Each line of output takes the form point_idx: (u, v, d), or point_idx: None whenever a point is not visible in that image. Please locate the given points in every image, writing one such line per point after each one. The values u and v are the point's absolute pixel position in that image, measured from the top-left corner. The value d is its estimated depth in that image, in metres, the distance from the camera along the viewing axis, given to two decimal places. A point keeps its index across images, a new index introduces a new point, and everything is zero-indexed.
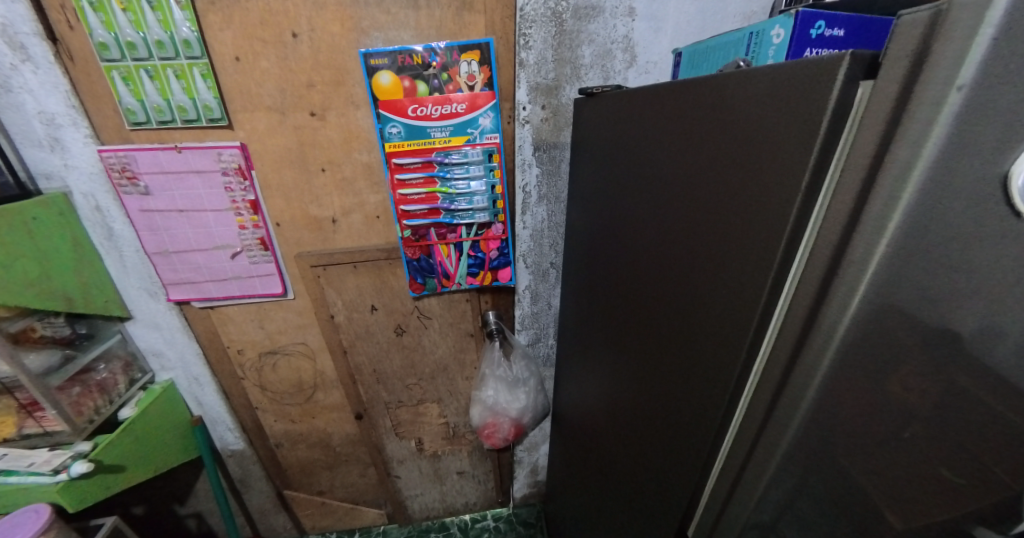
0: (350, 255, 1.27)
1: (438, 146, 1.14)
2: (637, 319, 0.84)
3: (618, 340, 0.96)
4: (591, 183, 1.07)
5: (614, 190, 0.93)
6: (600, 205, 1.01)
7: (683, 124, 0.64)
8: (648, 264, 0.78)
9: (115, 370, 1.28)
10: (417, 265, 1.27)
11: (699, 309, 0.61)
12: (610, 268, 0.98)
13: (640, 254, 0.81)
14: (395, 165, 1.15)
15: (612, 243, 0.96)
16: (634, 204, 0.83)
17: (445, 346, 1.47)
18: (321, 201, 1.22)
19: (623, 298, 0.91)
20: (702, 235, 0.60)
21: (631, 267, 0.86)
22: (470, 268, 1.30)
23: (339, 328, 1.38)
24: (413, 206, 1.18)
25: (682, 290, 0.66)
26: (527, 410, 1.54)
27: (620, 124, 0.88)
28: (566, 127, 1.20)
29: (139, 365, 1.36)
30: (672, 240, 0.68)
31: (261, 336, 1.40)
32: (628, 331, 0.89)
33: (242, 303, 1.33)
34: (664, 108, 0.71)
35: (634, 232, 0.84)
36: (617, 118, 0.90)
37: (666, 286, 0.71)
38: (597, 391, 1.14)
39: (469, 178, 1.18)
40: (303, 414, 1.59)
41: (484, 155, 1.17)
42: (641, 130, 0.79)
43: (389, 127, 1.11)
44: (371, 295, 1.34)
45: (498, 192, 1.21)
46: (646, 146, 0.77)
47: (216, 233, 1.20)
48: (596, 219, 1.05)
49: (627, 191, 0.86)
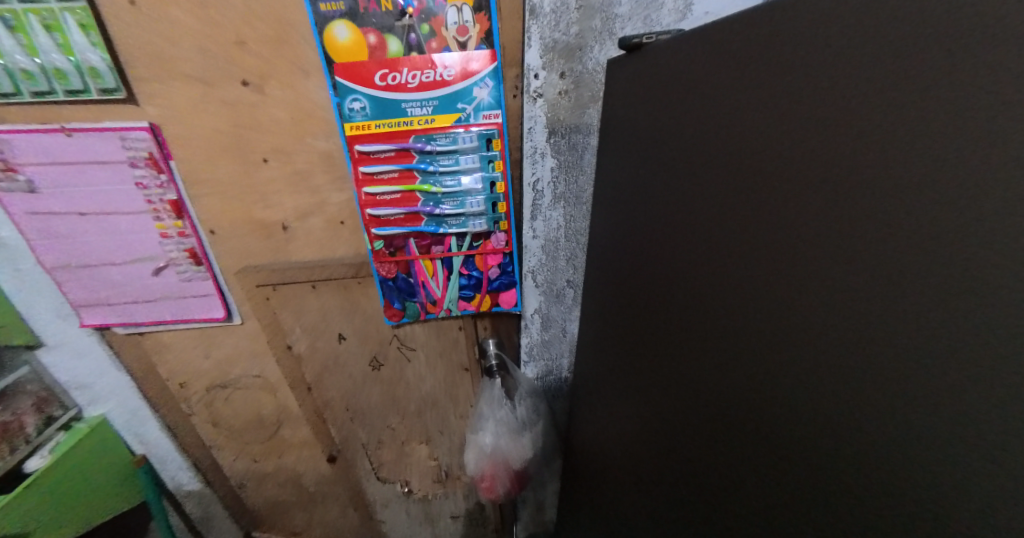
0: (307, 270, 0.97)
1: (418, 128, 0.83)
2: (707, 398, 0.55)
3: (662, 407, 0.67)
4: (636, 178, 0.74)
5: (676, 198, 0.61)
6: (648, 216, 0.69)
7: (837, 89, 0.36)
8: (753, 330, 0.46)
9: (21, 411, 1.03)
10: (392, 286, 0.96)
11: (874, 431, 0.33)
12: (658, 305, 0.68)
13: (721, 297, 0.51)
14: (359, 154, 0.85)
15: (668, 273, 0.64)
16: (719, 222, 0.51)
17: (434, 380, 1.16)
18: (268, 202, 0.91)
19: (675, 350, 0.63)
20: (904, 294, 0.30)
21: (711, 320, 0.54)
22: (462, 291, 0.98)
23: (301, 360, 1.09)
24: (384, 210, 0.87)
25: (822, 377, 0.37)
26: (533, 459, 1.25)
27: (696, 89, 0.55)
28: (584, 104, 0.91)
29: (59, 400, 1.10)
30: (811, 294, 0.38)
31: (207, 366, 1.12)
32: (683, 400, 0.61)
33: (179, 329, 1.05)
34: (820, 54, 0.37)
35: (713, 264, 0.52)
36: (692, 83, 0.57)
37: (780, 364, 0.42)
38: (616, 450, 0.87)
39: (460, 173, 0.86)
40: (268, 452, 1.32)
41: (481, 141, 0.84)
42: (747, 95, 0.46)
43: (349, 101, 0.81)
44: (338, 321, 1.03)
45: (501, 192, 0.89)
46: (759, 123, 0.44)
47: (133, 241, 0.92)
48: (641, 231, 0.72)
49: (705, 197, 0.54)
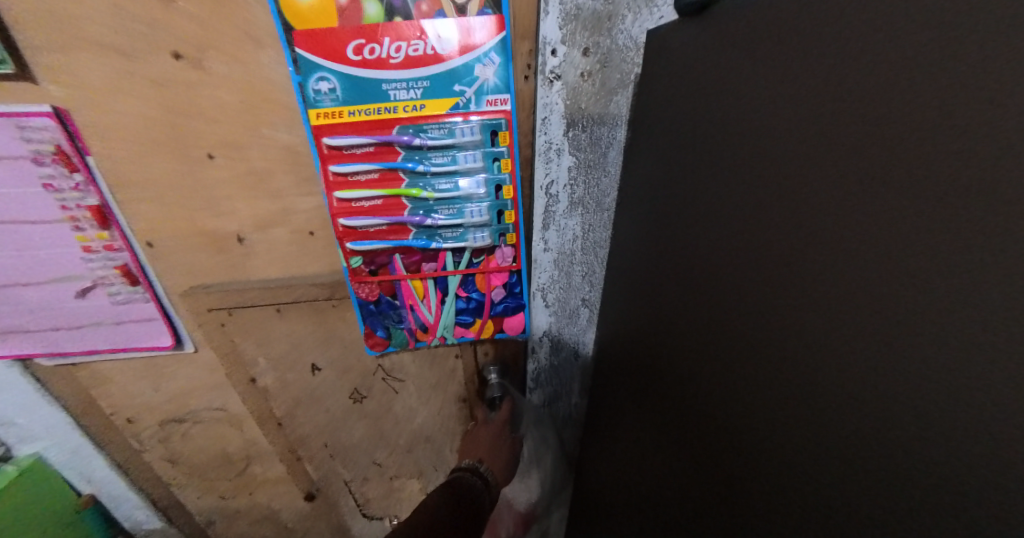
0: (270, 293, 0.79)
1: (404, 116, 0.65)
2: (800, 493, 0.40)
3: (715, 480, 0.52)
4: (699, 189, 0.56)
5: (766, 222, 0.43)
6: (716, 241, 0.52)
7: None
8: (920, 437, 0.30)
9: None
10: (375, 310, 0.79)
11: None
12: (712, 352, 0.52)
13: (826, 361, 0.37)
14: (329, 150, 0.66)
15: (738, 317, 0.47)
16: (852, 265, 0.34)
17: (427, 413, 0.99)
18: (219, 208, 0.73)
19: (731, 409, 0.49)
20: None
21: (811, 390, 0.38)
22: (460, 317, 0.80)
23: (269, 394, 0.91)
24: (362, 220, 0.69)
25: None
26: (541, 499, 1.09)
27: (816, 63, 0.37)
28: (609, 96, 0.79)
29: None
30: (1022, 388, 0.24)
31: (159, 400, 0.95)
32: (747, 479, 0.47)
33: (120, 359, 0.88)
34: None
35: (830, 319, 0.36)
36: (802, 55, 0.39)
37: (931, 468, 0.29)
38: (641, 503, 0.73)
39: (457, 175, 0.68)
40: (239, 488, 1.14)
41: (485, 134, 0.66)
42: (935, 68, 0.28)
43: (314, 82, 0.63)
44: (312, 351, 0.86)
45: (508, 198, 0.70)
46: (959, 116, 0.27)
47: (49, 254, 0.73)
48: (704, 256, 0.55)
49: (829, 227, 0.36)
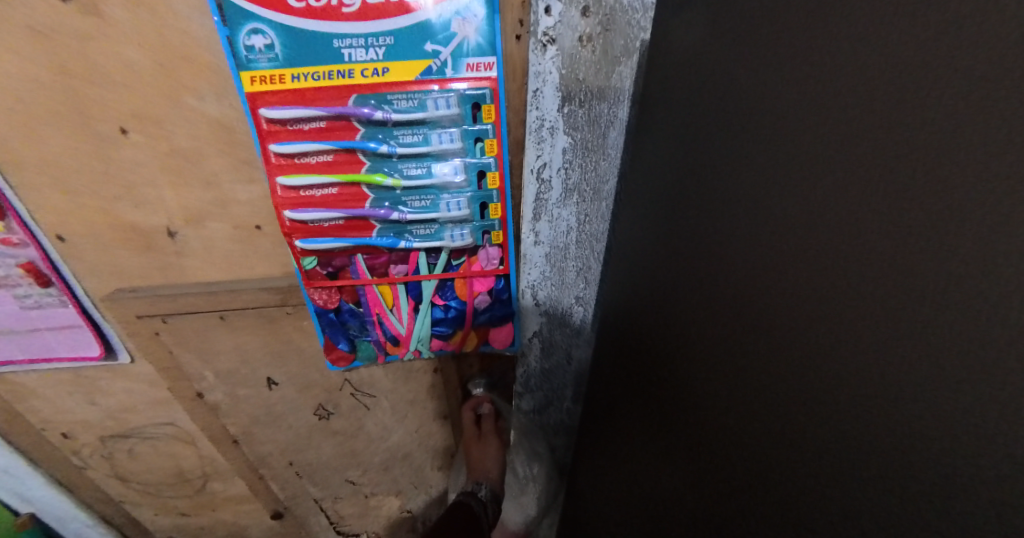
0: (210, 299, 0.66)
1: (363, 84, 0.51)
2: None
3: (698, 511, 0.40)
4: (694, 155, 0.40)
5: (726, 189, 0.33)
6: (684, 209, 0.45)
7: None
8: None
9: None
10: (335, 320, 0.66)
11: None
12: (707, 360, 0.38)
13: (774, 354, 0.27)
14: (269, 124, 0.52)
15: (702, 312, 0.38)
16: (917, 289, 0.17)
17: (404, 431, 0.88)
18: (140, 198, 0.60)
19: (703, 417, 0.39)
20: None
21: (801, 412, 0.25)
22: (436, 329, 0.67)
23: (219, 411, 0.79)
24: (312, 213, 0.56)
25: None
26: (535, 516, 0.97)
27: None
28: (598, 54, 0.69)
29: None
30: None
31: (96, 416, 0.83)
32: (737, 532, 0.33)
33: (42, 371, 0.75)
34: None
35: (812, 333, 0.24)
36: None
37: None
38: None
39: (429, 158, 0.54)
40: (197, 507, 1.00)
41: (465, 107, 0.52)
42: None
43: (245, 37, 0.49)
44: (265, 364, 0.74)
45: (493, 188, 0.56)
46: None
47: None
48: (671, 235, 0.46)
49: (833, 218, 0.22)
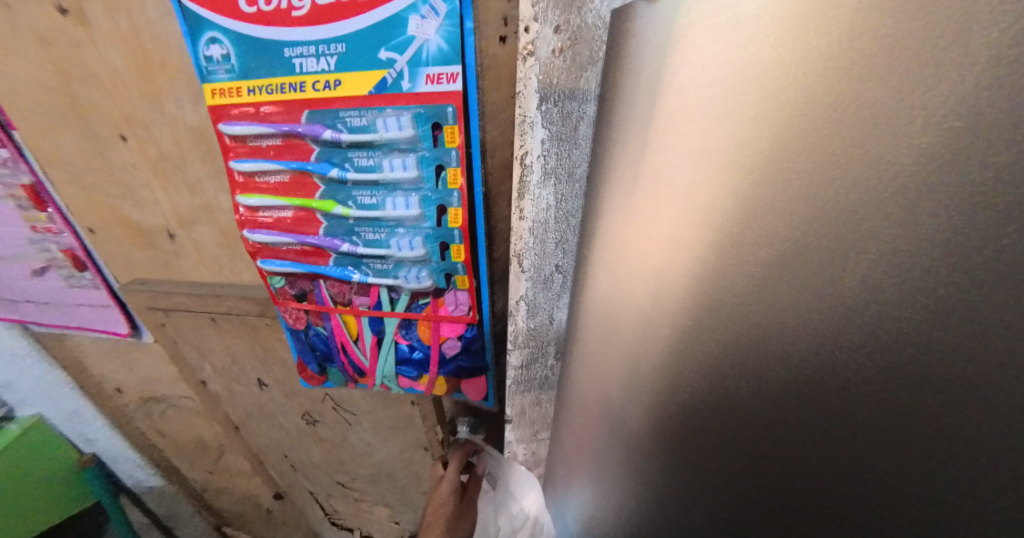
0: (199, 300, 0.67)
1: (315, 98, 0.44)
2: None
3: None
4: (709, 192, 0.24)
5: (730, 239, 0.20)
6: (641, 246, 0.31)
7: None
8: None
9: None
10: (304, 341, 0.62)
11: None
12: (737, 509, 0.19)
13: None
14: (228, 139, 0.48)
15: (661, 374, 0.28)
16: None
17: (387, 450, 0.84)
18: (140, 199, 0.62)
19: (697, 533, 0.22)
20: None
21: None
22: (401, 368, 0.60)
23: (220, 399, 0.83)
24: (270, 235, 0.52)
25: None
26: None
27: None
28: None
29: None
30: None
31: (132, 381, 0.92)
32: None
33: (89, 338, 0.84)
34: None
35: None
36: None
37: None
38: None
39: (384, 188, 0.46)
40: (218, 472, 1.09)
41: (422, 129, 0.42)
42: None
43: (203, 47, 0.44)
44: (254, 366, 0.75)
45: (455, 226, 0.46)
46: None
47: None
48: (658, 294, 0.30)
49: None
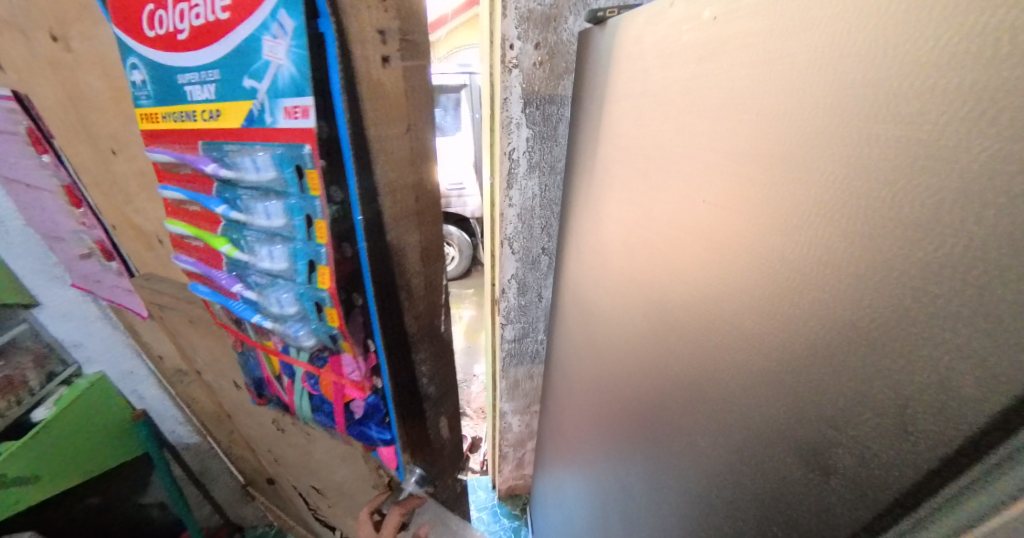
0: (179, 304, 0.72)
1: (205, 127, 0.41)
2: None
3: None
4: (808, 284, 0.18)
5: (828, 270, 0.17)
6: (690, 257, 0.28)
7: None
8: None
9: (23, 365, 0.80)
10: (245, 366, 0.62)
11: None
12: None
13: None
14: (155, 163, 0.48)
15: (715, 388, 0.25)
16: None
17: (344, 474, 0.83)
18: (135, 207, 0.68)
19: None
20: None
21: None
22: (316, 416, 0.55)
23: (213, 388, 0.89)
24: (194, 265, 0.51)
25: None
26: (546, 491, 0.98)
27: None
28: (584, 64, 0.53)
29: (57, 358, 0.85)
30: None
31: None
32: None
33: None
34: None
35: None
36: None
37: None
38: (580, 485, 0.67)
39: (265, 233, 0.41)
40: None
41: (286, 172, 0.36)
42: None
43: (128, 71, 0.45)
44: (228, 369, 0.78)
45: (325, 287, 0.40)
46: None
47: (30, 202, 0.74)
48: (705, 302, 0.26)
49: None
